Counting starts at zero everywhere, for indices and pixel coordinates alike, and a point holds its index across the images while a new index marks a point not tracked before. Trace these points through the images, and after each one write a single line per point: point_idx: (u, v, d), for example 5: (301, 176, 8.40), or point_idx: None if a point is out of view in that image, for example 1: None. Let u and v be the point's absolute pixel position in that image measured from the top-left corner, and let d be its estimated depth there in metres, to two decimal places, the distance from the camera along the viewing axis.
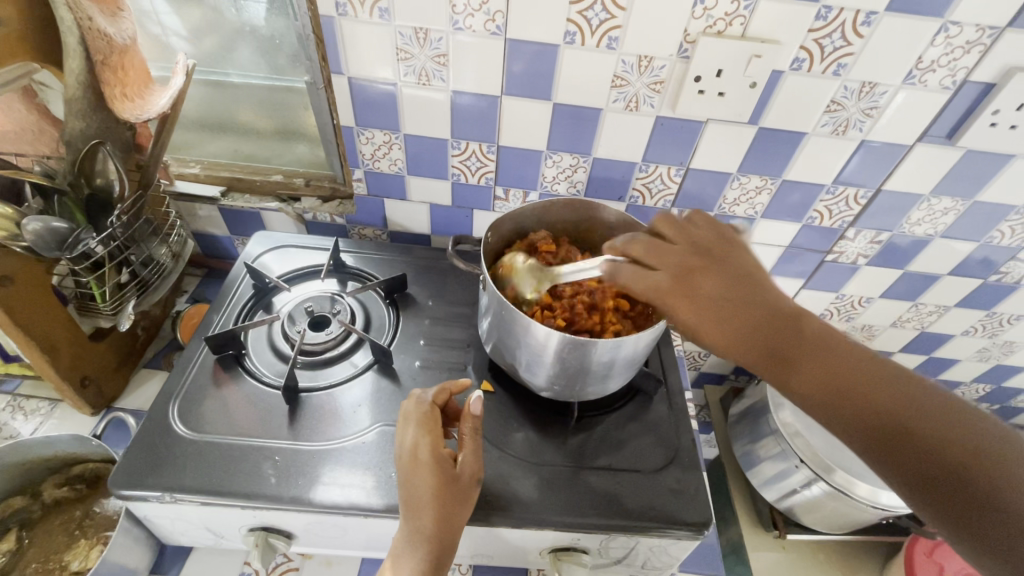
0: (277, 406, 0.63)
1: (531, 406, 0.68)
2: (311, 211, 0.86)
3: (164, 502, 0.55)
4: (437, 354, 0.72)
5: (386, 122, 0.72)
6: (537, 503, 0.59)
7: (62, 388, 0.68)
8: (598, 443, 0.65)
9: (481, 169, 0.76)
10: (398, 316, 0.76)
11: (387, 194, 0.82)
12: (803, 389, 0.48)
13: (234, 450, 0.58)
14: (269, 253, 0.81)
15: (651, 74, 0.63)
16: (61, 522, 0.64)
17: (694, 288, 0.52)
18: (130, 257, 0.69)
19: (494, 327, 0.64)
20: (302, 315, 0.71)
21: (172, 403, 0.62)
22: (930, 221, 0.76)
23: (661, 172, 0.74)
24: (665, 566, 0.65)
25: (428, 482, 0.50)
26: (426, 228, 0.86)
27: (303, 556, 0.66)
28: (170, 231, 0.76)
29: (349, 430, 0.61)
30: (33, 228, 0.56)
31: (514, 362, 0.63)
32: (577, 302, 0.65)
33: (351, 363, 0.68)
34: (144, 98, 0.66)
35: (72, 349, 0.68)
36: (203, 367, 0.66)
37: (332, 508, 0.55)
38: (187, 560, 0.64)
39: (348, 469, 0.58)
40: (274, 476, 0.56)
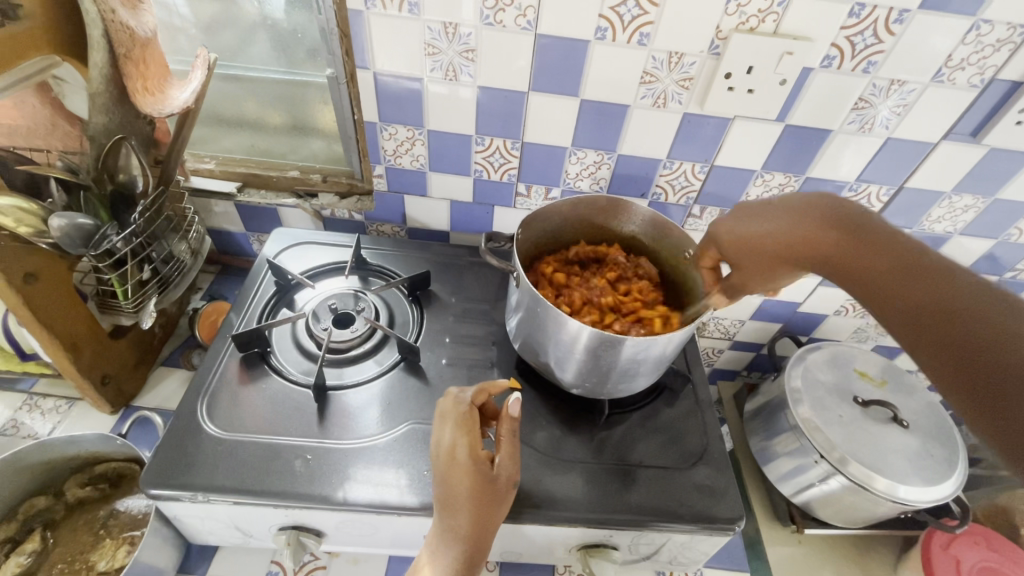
0: (305, 405, 0.62)
1: (558, 403, 0.68)
2: (328, 208, 0.85)
3: (195, 501, 0.54)
4: (462, 351, 0.71)
5: (409, 118, 0.71)
6: (568, 501, 0.59)
7: (83, 387, 0.67)
8: (626, 440, 0.66)
9: (505, 165, 0.76)
10: (421, 314, 0.75)
11: (408, 191, 0.81)
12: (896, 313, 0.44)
13: (264, 450, 0.58)
14: (289, 250, 0.80)
15: (681, 70, 0.63)
16: (85, 521, 0.63)
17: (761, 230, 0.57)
18: (152, 254, 0.68)
19: (524, 324, 0.64)
20: (327, 313, 0.70)
21: (199, 401, 0.61)
22: (950, 219, 0.77)
23: (685, 169, 0.74)
24: (692, 563, 0.65)
25: (467, 482, 0.50)
26: (445, 225, 0.86)
27: (330, 554, 0.66)
28: (189, 227, 0.75)
29: (378, 428, 0.61)
30: (59, 225, 0.55)
31: (544, 359, 0.63)
32: (574, 293, 0.67)
33: (377, 361, 0.68)
34: (164, 93, 0.64)
35: (92, 348, 0.67)
36: (229, 365, 0.65)
37: (366, 508, 0.54)
38: (213, 559, 0.64)
39: (380, 467, 0.58)
40: (305, 474, 0.56)
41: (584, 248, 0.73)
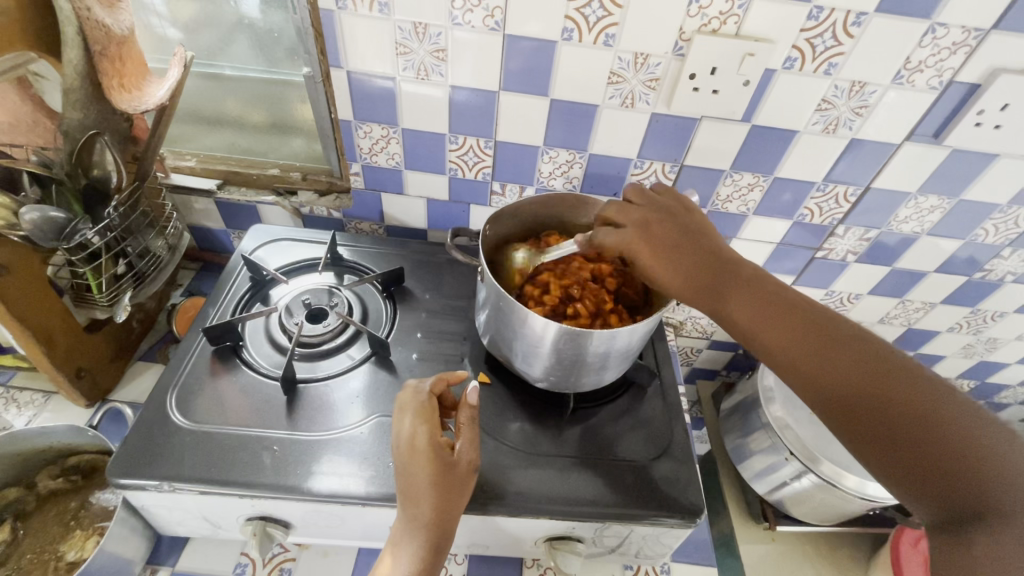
0: (274, 398, 0.63)
1: (527, 398, 0.69)
2: (307, 205, 0.86)
3: (162, 491, 0.55)
4: (434, 345, 0.72)
5: (384, 117, 0.72)
6: (532, 493, 0.59)
7: (57, 380, 0.68)
8: (593, 434, 0.66)
9: (479, 164, 0.77)
10: (395, 309, 0.76)
11: (384, 189, 0.82)
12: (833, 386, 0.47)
13: (232, 441, 0.58)
14: (266, 246, 0.81)
15: (647, 71, 0.64)
16: (56, 513, 0.64)
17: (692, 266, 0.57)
18: (127, 248, 0.69)
19: (492, 319, 0.64)
20: (300, 307, 0.71)
21: (170, 393, 0.62)
22: (917, 220, 0.78)
23: (656, 168, 0.75)
24: (659, 555, 0.66)
25: (424, 469, 0.50)
26: (423, 223, 0.87)
27: (300, 547, 0.66)
28: (167, 222, 0.76)
29: (346, 421, 0.62)
30: (30, 219, 0.56)
31: (511, 353, 0.64)
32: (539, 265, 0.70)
33: (348, 355, 0.69)
34: (142, 89, 0.66)
35: (67, 341, 0.68)
36: (200, 358, 0.66)
37: (331, 498, 0.55)
38: (183, 551, 0.64)
39: (346, 458, 0.58)
40: (272, 465, 0.57)
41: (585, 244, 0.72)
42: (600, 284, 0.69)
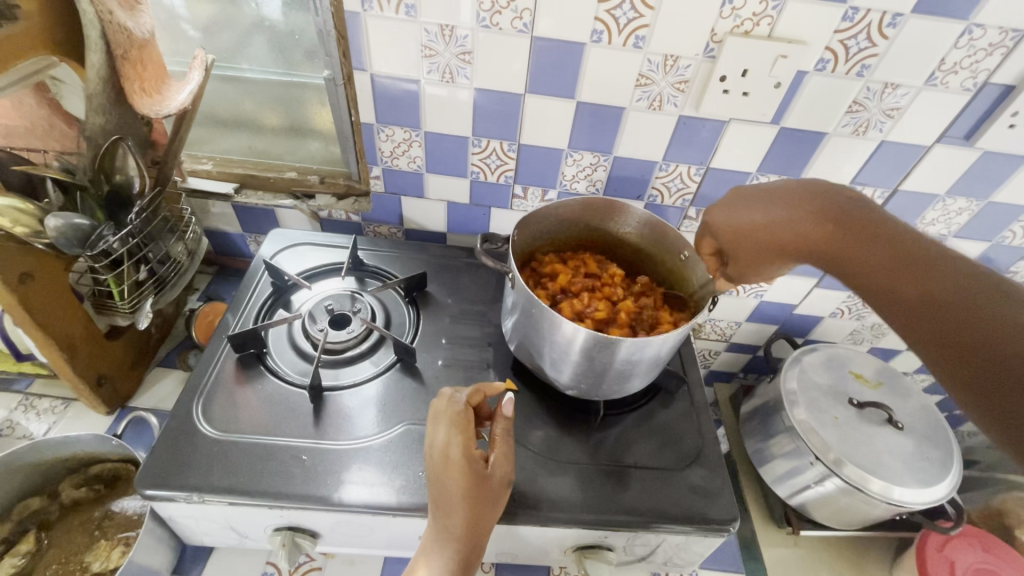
0: (301, 406, 0.62)
1: (554, 404, 0.68)
2: (326, 209, 0.85)
3: (190, 502, 0.54)
4: (458, 352, 0.71)
5: (406, 120, 0.71)
6: (563, 502, 0.59)
7: (79, 387, 0.67)
8: (622, 441, 0.66)
9: (501, 167, 0.76)
10: (417, 315, 0.75)
11: (404, 192, 0.81)
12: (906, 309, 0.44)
13: (259, 451, 0.57)
14: (286, 251, 0.80)
15: (676, 73, 0.63)
16: (80, 522, 0.63)
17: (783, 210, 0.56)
18: (148, 255, 0.68)
19: (520, 325, 0.64)
20: (323, 313, 0.70)
21: (195, 402, 0.61)
22: (944, 222, 0.77)
23: (681, 171, 0.74)
24: (688, 564, 0.65)
25: (459, 480, 0.50)
26: (442, 226, 0.86)
27: (325, 556, 0.66)
28: (186, 227, 0.75)
29: (374, 429, 0.61)
30: (55, 226, 0.55)
31: (539, 360, 0.63)
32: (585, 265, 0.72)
33: (373, 362, 0.68)
34: (163, 93, 0.64)
35: (88, 348, 0.67)
36: (224, 366, 0.65)
37: (361, 508, 0.54)
38: (208, 560, 0.63)
39: (376, 468, 0.58)
40: (300, 475, 0.56)
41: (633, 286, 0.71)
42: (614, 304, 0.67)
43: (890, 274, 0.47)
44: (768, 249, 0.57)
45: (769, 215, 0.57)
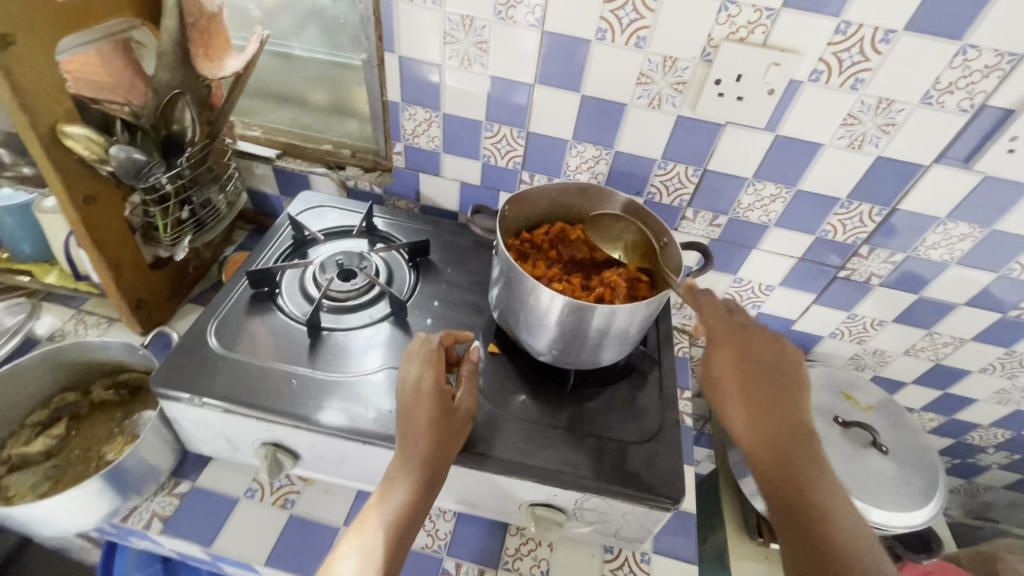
0: (300, 340, 0.69)
1: (528, 371, 0.73)
2: (353, 179, 0.94)
3: (192, 404, 0.62)
4: (448, 314, 0.77)
5: (428, 101, 0.79)
6: (518, 455, 0.62)
7: (120, 306, 0.77)
8: (586, 412, 0.69)
9: (511, 152, 0.82)
10: (417, 279, 0.81)
11: (423, 169, 0.88)
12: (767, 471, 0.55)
13: (258, 371, 0.65)
14: (310, 210, 0.89)
15: (675, 74, 0.67)
16: (104, 420, 0.72)
17: (737, 354, 0.60)
18: (191, 197, 0.77)
19: (502, 294, 0.69)
20: (333, 266, 0.77)
21: (211, 323, 0.70)
22: (946, 247, 0.77)
23: (679, 171, 0.78)
24: (637, 540, 0.67)
25: (425, 412, 0.56)
26: (454, 205, 0.92)
27: (305, 482, 0.72)
28: (227, 180, 0.85)
29: (360, 367, 0.67)
30: (118, 156, 0.65)
31: (518, 327, 0.68)
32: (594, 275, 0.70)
33: (370, 312, 0.74)
34: (221, 60, 0.75)
35: (133, 272, 0.77)
36: (241, 299, 0.74)
37: (335, 430, 0.60)
38: (204, 469, 0.71)
39: (354, 399, 0.64)
40: (289, 395, 0.63)
41: (606, 287, 0.66)
42: (575, 283, 0.68)
43: (774, 445, 0.55)
44: (723, 366, 0.60)
45: (738, 334, 0.61)
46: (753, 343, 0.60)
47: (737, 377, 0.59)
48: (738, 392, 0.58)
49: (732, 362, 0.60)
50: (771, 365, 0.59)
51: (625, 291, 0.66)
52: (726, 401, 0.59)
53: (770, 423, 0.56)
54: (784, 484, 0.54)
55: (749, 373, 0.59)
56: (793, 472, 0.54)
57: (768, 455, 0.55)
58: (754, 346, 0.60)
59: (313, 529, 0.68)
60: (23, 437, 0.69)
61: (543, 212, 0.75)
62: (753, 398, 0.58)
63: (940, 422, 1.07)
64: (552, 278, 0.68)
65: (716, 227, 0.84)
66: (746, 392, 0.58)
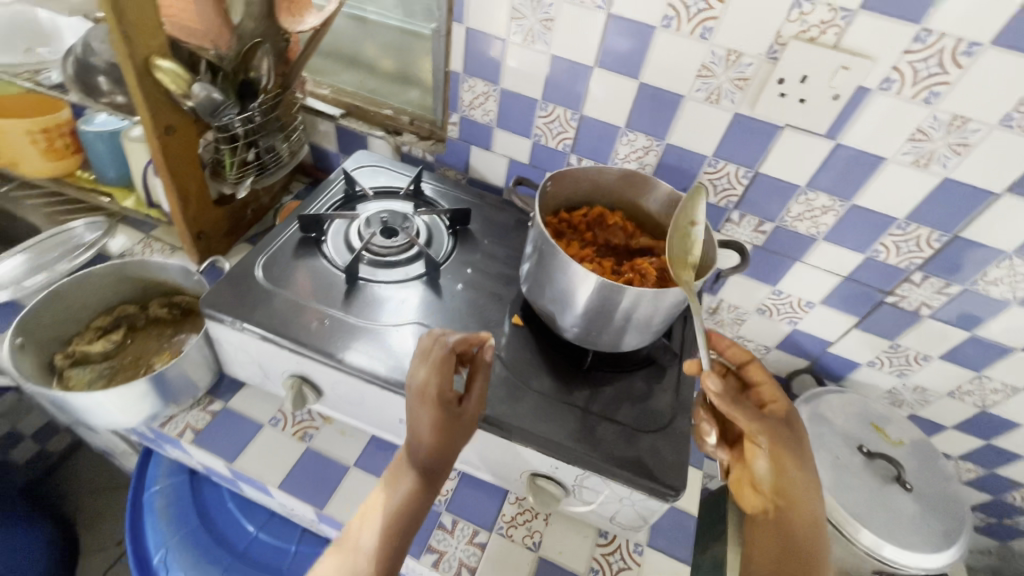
0: (337, 285, 0.73)
1: (548, 347, 0.73)
2: (408, 145, 0.98)
3: (233, 327, 0.67)
4: (479, 282, 0.79)
5: (488, 74, 0.81)
6: (525, 424, 0.64)
7: (183, 234, 0.84)
8: (598, 394, 0.69)
9: (562, 134, 0.83)
10: (455, 245, 0.83)
11: (475, 142, 0.91)
12: (768, 538, 0.60)
13: (294, 307, 0.69)
14: (364, 169, 0.93)
15: (737, 70, 0.67)
16: (156, 334, 0.79)
17: (788, 439, 0.63)
18: (258, 141, 0.83)
19: (534, 270, 0.70)
20: (377, 223, 0.81)
21: (259, 258, 0.75)
22: (1010, 284, 0.72)
23: (729, 171, 0.76)
24: (633, 528, 0.67)
25: (433, 416, 0.55)
26: (500, 181, 0.94)
27: (324, 420, 0.76)
28: (293, 131, 0.90)
29: (388, 319, 0.71)
30: (199, 94, 0.71)
31: (546, 302, 0.69)
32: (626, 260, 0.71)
33: (405, 270, 0.77)
34: (302, 16, 0.80)
35: (198, 203, 0.83)
36: (289, 241, 0.78)
37: (356, 371, 0.64)
38: (237, 393, 0.77)
39: (378, 346, 0.67)
40: (320, 333, 0.67)
41: (636, 273, 0.67)
42: (605, 266, 0.68)
43: (787, 522, 0.60)
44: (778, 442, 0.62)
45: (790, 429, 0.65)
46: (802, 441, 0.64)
47: (785, 456, 0.61)
48: (775, 467, 0.62)
49: (786, 444, 0.62)
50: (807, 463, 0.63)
51: (655, 280, 0.66)
52: (761, 470, 0.63)
53: (789, 504, 0.61)
54: (779, 554, 0.59)
55: (792, 458, 0.62)
56: (792, 547, 0.59)
57: (777, 524, 0.61)
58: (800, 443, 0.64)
59: (326, 465, 0.72)
60: (86, 337, 0.76)
61: (587, 195, 0.76)
62: (784, 477, 0.61)
63: (979, 476, 1.00)
64: (585, 257, 0.69)
65: (761, 234, 0.81)
66: (786, 470, 0.61)
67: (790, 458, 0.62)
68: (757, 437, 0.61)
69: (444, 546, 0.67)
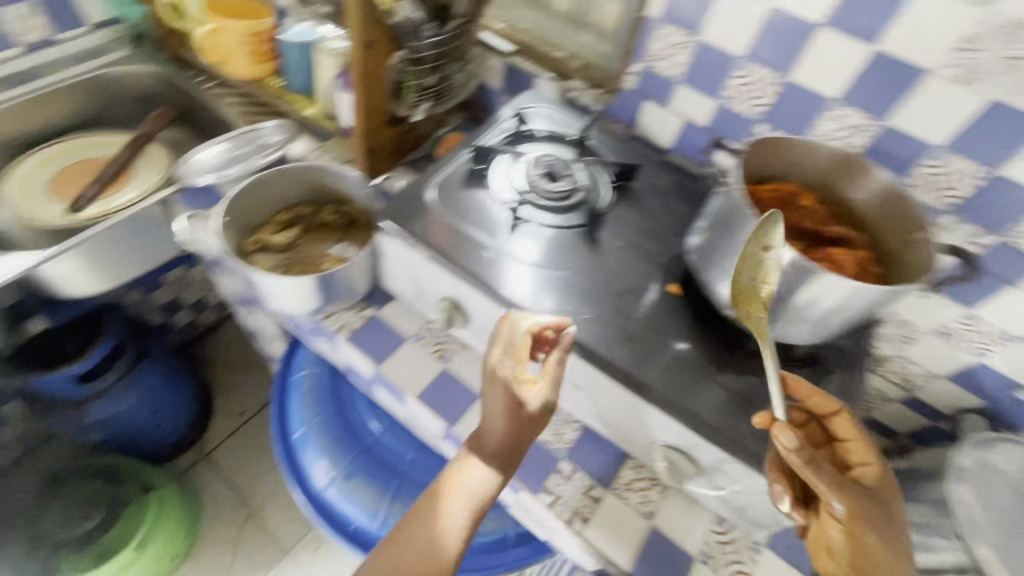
0: (499, 220, 0.74)
1: (704, 321, 0.68)
2: (575, 92, 0.94)
3: (404, 243, 0.71)
4: (636, 242, 0.76)
5: (690, 23, 0.75)
6: (672, 395, 0.61)
7: (359, 149, 0.89)
8: (753, 381, 0.64)
9: (756, 99, 0.75)
10: (615, 199, 0.80)
11: (651, 96, 0.86)
12: None
13: (459, 234, 0.71)
14: (532, 108, 0.91)
15: (1015, 45, 0.56)
16: (324, 236, 0.85)
17: (870, 501, 0.54)
18: (441, 67, 0.85)
19: (708, 241, 0.66)
20: (542, 164, 0.80)
21: (431, 181, 0.78)
22: None
23: (961, 168, 0.64)
24: (761, 525, 0.64)
25: (500, 397, 0.59)
26: (668, 143, 0.89)
27: (461, 347, 0.80)
28: (469, 62, 0.92)
29: (546, 262, 0.71)
30: (401, 13, 0.77)
31: (715, 275, 0.65)
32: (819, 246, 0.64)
33: (565, 216, 0.76)
34: None
35: (374, 119, 0.86)
36: (457, 170, 0.80)
37: (514, 306, 0.66)
38: (387, 304, 0.82)
39: (535, 287, 0.68)
40: (483, 263, 0.69)
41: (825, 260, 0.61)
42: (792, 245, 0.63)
43: None
44: (856, 506, 0.52)
45: (875, 485, 0.56)
46: (887, 500, 0.55)
47: (869, 527, 0.52)
48: (854, 535, 0.52)
49: (869, 509, 0.53)
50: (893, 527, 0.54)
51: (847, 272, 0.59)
52: (838, 537, 0.53)
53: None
54: None
55: (877, 522, 0.52)
56: None
57: None
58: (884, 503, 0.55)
59: (459, 388, 0.76)
60: (269, 228, 0.83)
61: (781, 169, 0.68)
62: (866, 547, 0.52)
63: None
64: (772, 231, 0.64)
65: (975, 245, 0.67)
66: (869, 539, 0.51)
67: (871, 525, 0.52)
68: (837, 505, 0.51)
69: (560, 490, 0.69)
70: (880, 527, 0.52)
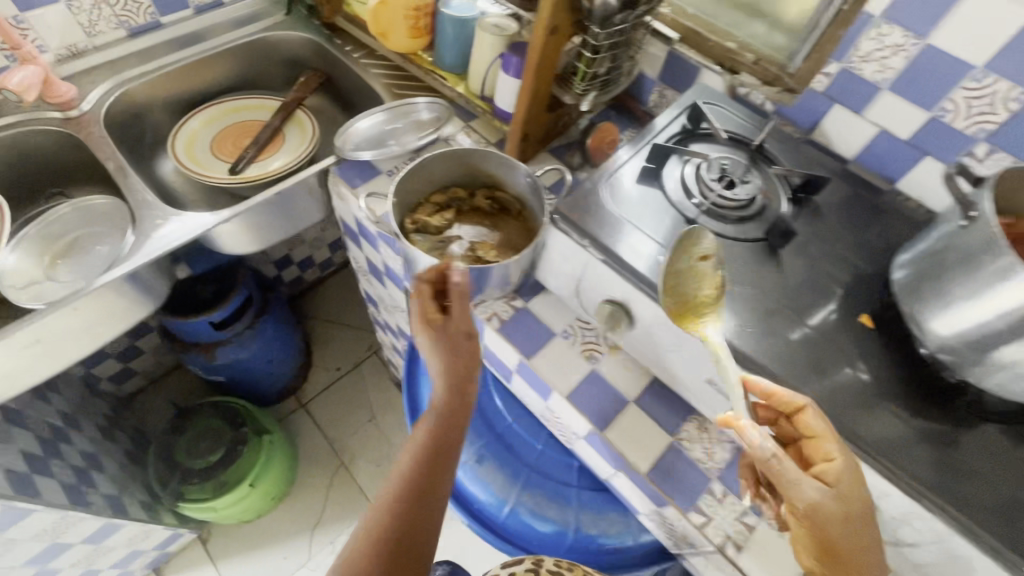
0: (675, 225, 0.71)
1: (904, 358, 0.62)
2: (747, 88, 0.88)
3: (579, 243, 0.69)
4: (820, 263, 0.69)
5: (918, 23, 0.67)
6: (865, 435, 0.57)
7: (513, 133, 0.87)
8: (955, 431, 0.59)
9: (984, 115, 0.68)
10: (795, 213, 0.74)
11: (844, 100, 0.79)
12: None
13: (635, 238, 0.68)
14: (702, 105, 0.86)
15: None
16: (475, 221, 0.85)
17: (835, 499, 0.53)
18: (615, 54, 0.80)
19: (922, 273, 0.60)
20: (718, 168, 0.75)
21: (603, 176, 0.75)
22: None
23: None
24: None
25: (431, 339, 0.58)
26: (852, 152, 0.82)
27: (610, 349, 0.78)
28: (636, 50, 0.85)
29: (727, 277, 0.66)
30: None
31: (928, 311, 0.59)
32: None
33: (743, 228, 0.71)
34: None
35: (538, 106, 0.84)
36: (629, 166, 0.76)
37: (698, 324, 0.61)
38: (536, 296, 0.82)
39: (717, 303, 0.63)
40: (660, 271, 0.65)
41: None
42: None
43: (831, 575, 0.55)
44: (816, 503, 0.53)
45: (841, 475, 0.54)
46: (852, 486, 0.54)
47: (816, 516, 0.53)
48: (815, 525, 0.54)
49: (828, 507, 0.53)
50: (859, 512, 0.53)
51: None
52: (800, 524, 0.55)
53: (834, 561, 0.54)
54: None
55: (841, 516, 0.53)
56: None
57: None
58: (850, 495, 0.53)
59: (609, 390, 0.74)
60: (426, 209, 0.85)
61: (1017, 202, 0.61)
62: (827, 535, 0.53)
63: None
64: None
65: None
66: (833, 532, 0.53)
67: (830, 516, 0.53)
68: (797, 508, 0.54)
69: (712, 512, 0.67)
70: (840, 518, 0.53)
